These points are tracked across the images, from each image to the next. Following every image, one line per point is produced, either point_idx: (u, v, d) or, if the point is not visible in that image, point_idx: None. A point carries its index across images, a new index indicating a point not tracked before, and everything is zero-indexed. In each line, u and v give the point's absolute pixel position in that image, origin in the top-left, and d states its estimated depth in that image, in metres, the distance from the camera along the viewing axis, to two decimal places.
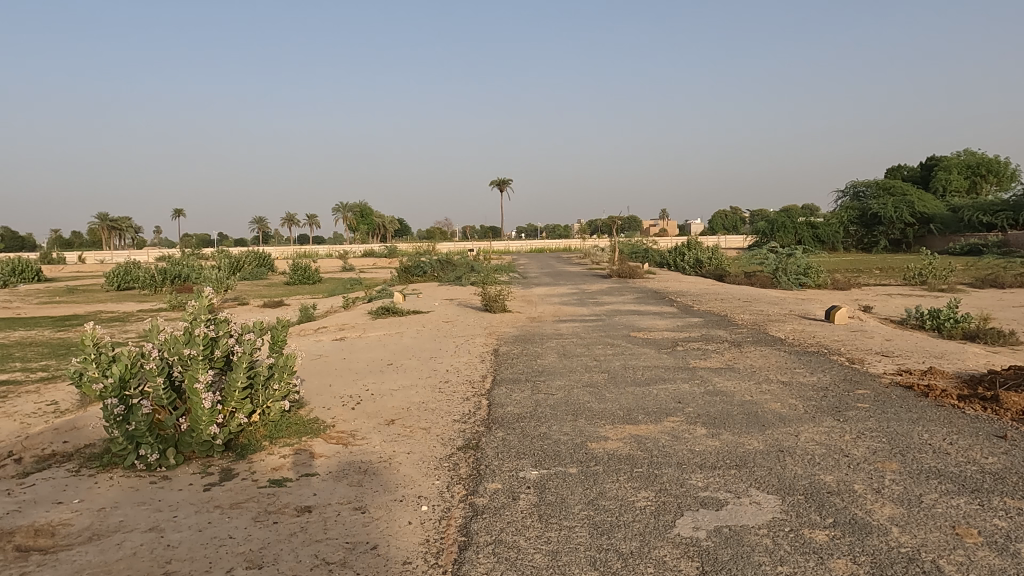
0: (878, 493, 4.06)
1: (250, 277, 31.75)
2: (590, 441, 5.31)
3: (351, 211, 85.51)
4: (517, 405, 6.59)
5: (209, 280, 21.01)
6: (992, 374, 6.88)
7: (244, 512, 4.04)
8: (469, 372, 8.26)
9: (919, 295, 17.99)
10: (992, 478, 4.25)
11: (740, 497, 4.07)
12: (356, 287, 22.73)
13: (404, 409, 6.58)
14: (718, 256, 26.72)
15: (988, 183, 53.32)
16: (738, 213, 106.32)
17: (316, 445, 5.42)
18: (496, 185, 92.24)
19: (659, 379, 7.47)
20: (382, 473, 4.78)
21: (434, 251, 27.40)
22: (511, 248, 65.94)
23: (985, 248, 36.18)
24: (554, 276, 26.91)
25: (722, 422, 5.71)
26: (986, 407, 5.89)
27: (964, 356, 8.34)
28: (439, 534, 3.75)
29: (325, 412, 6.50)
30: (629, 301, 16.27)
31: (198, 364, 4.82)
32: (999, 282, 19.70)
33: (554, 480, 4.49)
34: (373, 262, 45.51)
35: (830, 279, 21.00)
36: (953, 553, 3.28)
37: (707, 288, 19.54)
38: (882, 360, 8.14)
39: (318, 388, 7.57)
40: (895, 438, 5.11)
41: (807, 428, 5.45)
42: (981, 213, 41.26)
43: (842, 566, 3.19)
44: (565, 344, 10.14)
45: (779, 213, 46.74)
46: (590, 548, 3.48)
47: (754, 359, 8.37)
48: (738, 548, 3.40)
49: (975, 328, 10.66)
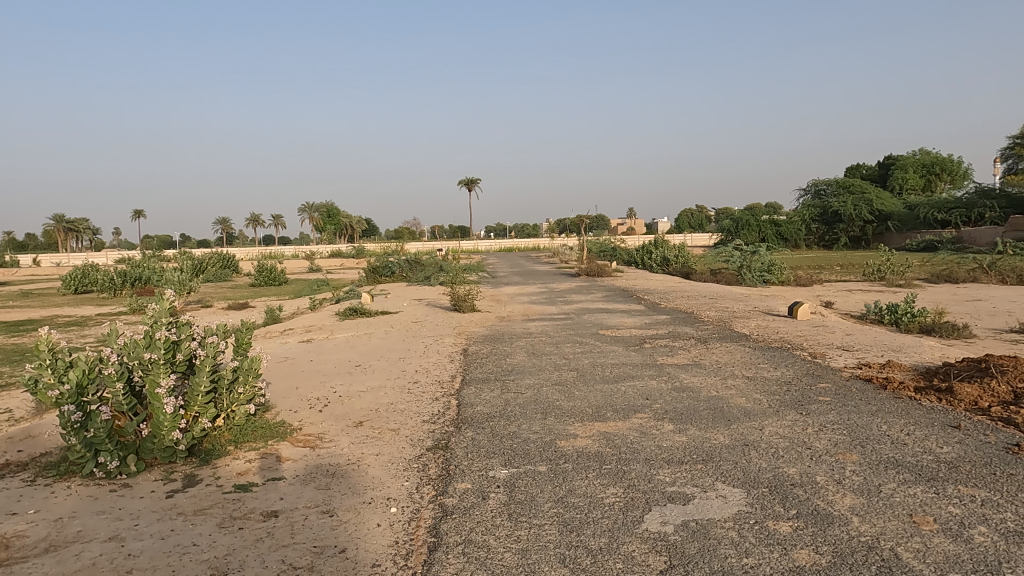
0: (839, 484, 4.16)
1: (214, 279, 31.11)
2: (559, 439, 5.32)
3: (316, 210, 84.46)
4: (486, 404, 6.59)
5: (171, 282, 20.53)
6: (946, 366, 7.10)
7: (208, 519, 3.96)
8: (438, 373, 8.22)
9: (878, 291, 18.50)
10: (947, 467, 4.38)
11: (707, 491, 4.13)
12: (323, 289, 22.43)
13: (373, 411, 6.51)
14: (684, 254, 27.02)
15: (942, 181, 55.15)
16: (703, 212, 107.91)
17: (283, 449, 5.34)
18: (464, 183, 92.03)
19: (628, 376, 7.53)
20: (349, 476, 4.73)
21: (402, 251, 27.14)
22: (480, 248, 65.88)
23: (939, 245, 37.42)
24: (523, 275, 26.80)
25: (689, 417, 5.79)
26: (941, 398, 6.08)
27: (921, 350, 8.56)
28: (408, 535, 3.73)
29: (292, 415, 6.39)
30: (597, 299, 16.40)
31: (158, 368, 4.72)
32: (953, 277, 20.36)
33: (524, 478, 4.50)
34: (341, 263, 45.10)
35: (792, 275, 21.49)
36: (910, 541, 3.38)
37: (674, 286, 19.74)
38: (843, 354, 8.33)
39: (284, 390, 7.46)
40: (855, 430, 5.24)
41: (771, 422, 5.56)
42: (936, 211, 42.66)
43: (804, 557, 3.26)
44: (534, 343, 10.15)
45: (743, 212, 47.95)
46: (560, 546, 3.50)
47: (720, 356, 8.50)
48: (705, 542, 3.45)
49: (931, 322, 11.00)
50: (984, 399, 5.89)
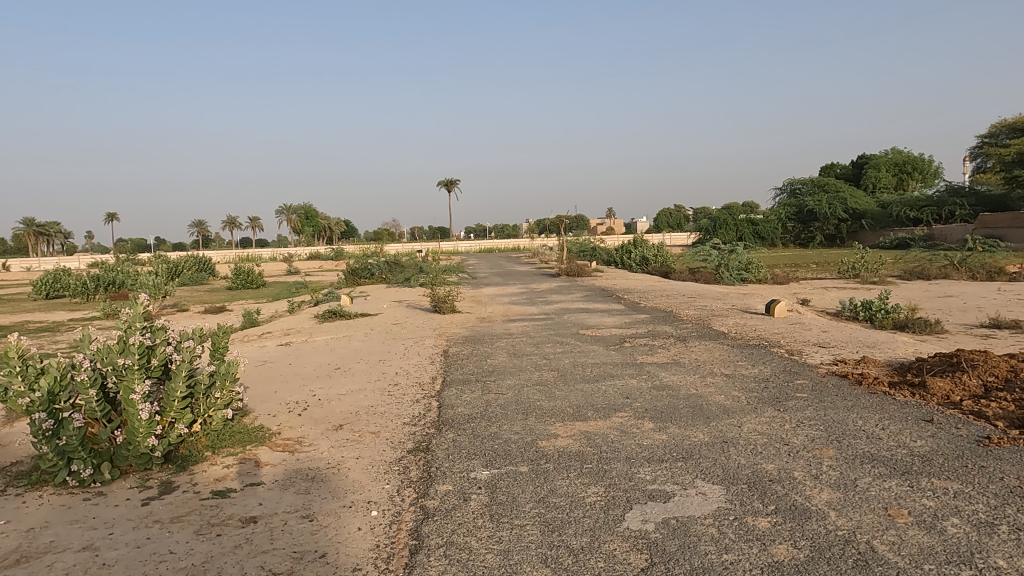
0: (816, 479, 4.22)
1: (190, 282, 30.71)
2: (541, 439, 5.33)
3: (294, 212, 83.71)
4: (467, 405, 6.58)
5: (146, 286, 20.23)
6: (919, 361, 7.23)
7: (185, 526, 3.91)
8: (419, 375, 8.19)
9: (853, 288, 18.79)
10: (921, 460, 4.46)
11: (687, 489, 4.16)
12: (302, 292, 22.25)
13: (353, 414, 6.46)
14: (663, 253, 27.23)
15: (914, 179, 56.19)
16: (681, 212, 108.81)
17: (261, 453, 5.28)
18: (443, 184, 91.86)
19: (608, 375, 7.56)
20: (329, 480, 4.69)
21: (381, 253, 27.01)
22: (460, 249, 65.78)
23: (912, 242, 38.11)
24: (504, 276, 26.83)
25: (668, 415, 5.83)
26: (914, 393, 6.19)
27: (895, 345, 8.71)
28: (389, 538, 3.70)
29: (271, 419, 6.32)
30: (577, 298, 16.46)
31: (133, 374, 4.65)
32: (925, 274, 20.75)
33: (505, 479, 4.50)
34: (319, 265, 44.79)
35: (769, 273, 21.75)
36: (885, 533, 3.43)
37: (654, 285, 19.86)
38: (819, 351, 8.44)
39: (263, 394, 7.37)
40: (831, 426, 5.31)
41: (749, 418, 5.62)
42: (908, 209, 43.46)
43: (783, 551, 3.30)
44: (514, 343, 10.16)
45: (721, 211, 48.52)
46: (542, 546, 3.50)
47: (699, 354, 8.57)
48: (685, 539, 3.47)
49: (905, 318, 11.19)
50: (956, 393, 6.01)
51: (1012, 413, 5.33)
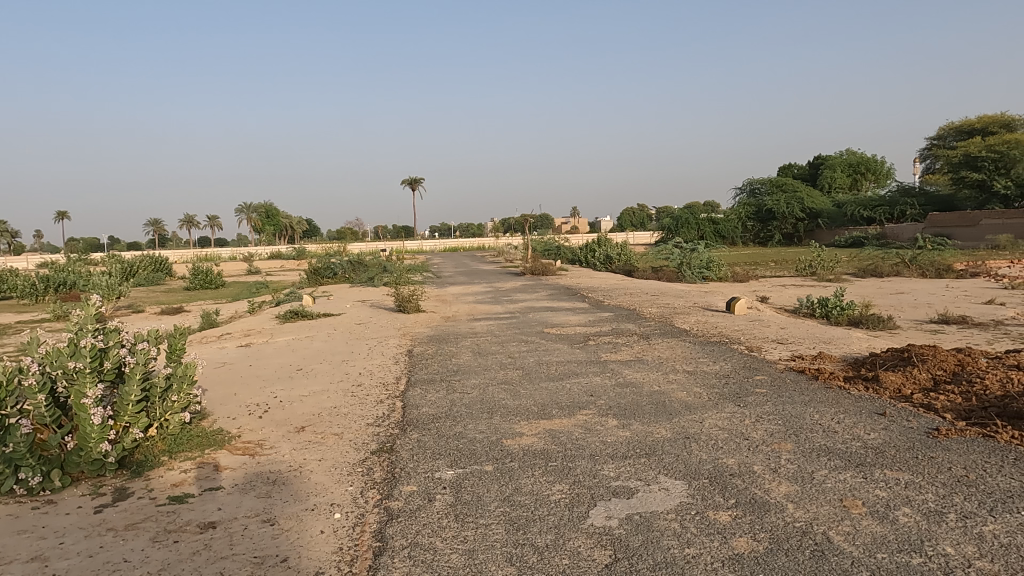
0: (774, 472, 4.31)
1: (146, 283, 29.89)
2: (505, 438, 5.33)
3: (254, 210, 82.07)
4: (431, 405, 6.54)
5: (98, 287, 19.58)
6: (873, 356, 7.45)
7: (141, 533, 3.80)
8: (383, 375, 8.11)
9: (810, 285, 19.26)
10: (874, 452, 4.60)
11: (650, 484, 4.21)
12: (263, 292, 21.85)
13: (315, 416, 6.37)
14: (627, 253, 27.56)
15: (867, 180, 57.89)
16: (644, 211, 109.98)
17: (221, 457, 5.16)
18: (407, 183, 91.20)
19: (572, 373, 7.59)
20: (291, 483, 4.61)
21: (344, 252, 26.67)
22: (424, 248, 65.43)
23: (866, 240, 39.25)
24: (468, 275, 26.77)
25: (632, 412, 5.89)
26: (868, 387, 6.38)
27: (850, 341, 8.96)
28: (352, 541, 3.66)
29: (230, 422, 6.19)
30: (542, 297, 16.52)
31: (84, 378, 4.51)
32: (878, 271, 21.38)
33: (470, 478, 4.49)
34: (280, 264, 43.99)
35: (729, 271, 22.18)
36: (840, 524, 3.53)
37: (617, 283, 20.05)
38: (777, 347, 8.64)
39: (221, 397, 7.19)
40: (789, 420, 5.43)
41: (711, 414, 5.72)
42: (862, 208, 44.73)
43: (743, 544, 3.37)
44: (479, 342, 10.15)
45: (682, 211, 49.36)
46: (506, 545, 3.50)
47: (662, 351, 8.67)
48: (648, 534, 3.52)
49: (859, 314, 11.53)
50: (907, 387, 6.21)
51: (959, 405, 5.54)
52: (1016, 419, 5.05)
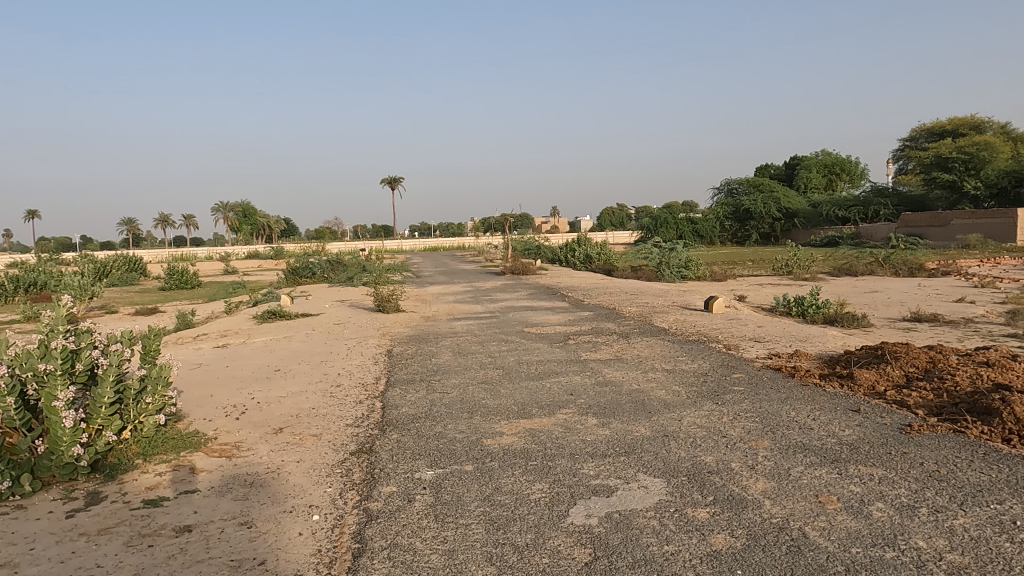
0: (752, 469, 4.36)
1: (120, 283, 29.39)
2: (485, 438, 5.32)
3: (231, 210, 81.00)
4: (411, 405, 6.51)
5: (70, 287, 19.20)
6: (847, 354, 7.57)
7: (114, 538, 3.74)
8: (362, 375, 8.06)
9: (786, 284, 19.51)
10: (849, 448, 4.68)
11: (629, 483, 4.23)
12: (240, 292, 21.61)
13: (293, 417, 6.31)
14: (606, 252, 27.69)
15: (842, 180, 58.77)
16: (624, 211, 110.54)
17: (197, 460, 5.09)
18: (386, 182, 90.64)
19: (552, 373, 7.61)
20: (269, 485, 4.56)
21: (323, 252, 26.45)
22: (404, 248, 65.12)
23: (841, 240, 39.85)
24: (448, 274, 26.70)
25: (611, 411, 5.92)
26: (843, 384, 6.48)
27: (825, 339, 9.09)
28: (331, 543, 3.63)
29: (206, 424, 6.10)
30: (522, 297, 16.54)
31: (56, 380, 4.42)
32: (853, 270, 21.72)
33: (450, 478, 4.48)
34: (257, 264, 43.46)
35: (708, 271, 22.38)
36: (816, 519, 3.58)
37: (597, 282, 20.13)
38: (755, 345, 8.74)
39: (198, 399, 7.09)
40: (766, 417, 5.50)
41: (689, 412, 5.77)
42: (837, 208, 45.42)
43: (721, 540, 3.40)
44: (459, 342, 10.13)
45: (661, 210, 49.74)
46: (486, 544, 3.50)
47: (641, 350, 8.73)
48: (628, 532, 3.53)
49: (834, 313, 11.71)
50: (881, 384, 6.31)
51: (931, 402, 5.64)
52: (985, 415, 5.17)
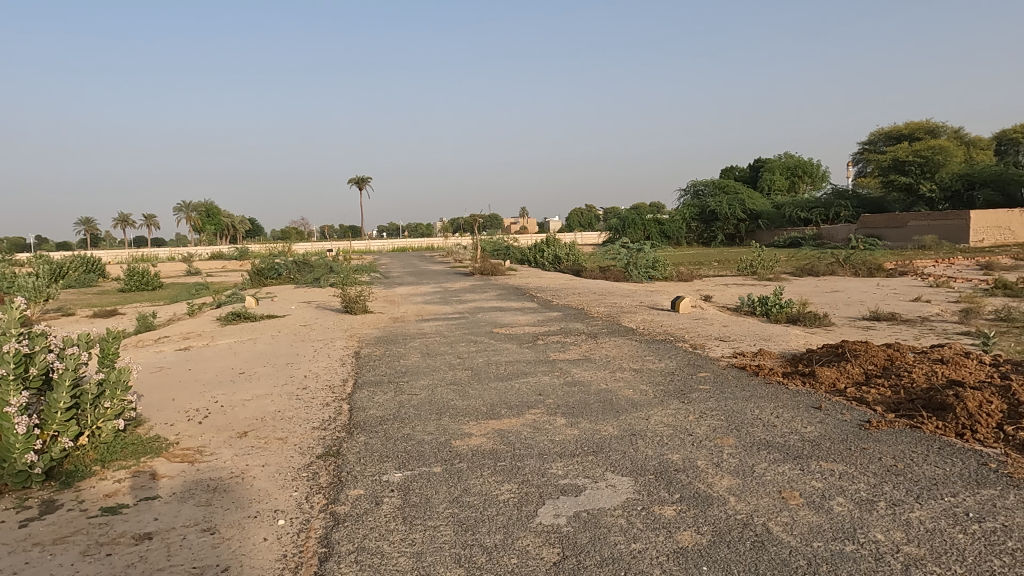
0: (717, 466, 4.43)
1: (77, 285, 28.53)
2: (454, 439, 5.31)
3: (194, 209, 79.24)
4: (379, 407, 6.45)
5: (24, 289, 18.56)
6: (809, 352, 7.73)
7: (70, 547, 3.63)
8: (329, 377, 7.96)
9: (751, 284, 19.86)
10: (811, 445, 4.78)
11: (598, 482, 4.26)
12: (203, 294, 21.14)
13: (258, 420, 6.20)
14: (575, 253, 27.85)
15: (804, 182, 60.09)
16: (592, 212, 111.45)
17: (157, 465, 4.97)
18: (354, 181, 89.69)
19: (521, 373, 7.62)
20: (233, 490, 4.47)
21: (289, 252, 26.07)
22: (372, 249, 64.57)
23: (803, 241, 40.73)
24: (416, 275, 26.56)
25: (580, 410, 5.96)
26: (805, 381, 6.63)
27: (787, 338, 9.28)
28: (297, 548, 3.58)
29: (167, 428, 5.97)
30: (491, 297, 16.53)
31: (8, 386, 4.28)
32: (815, 271, 22.22)
33: (419, 480, 4.45)
34: (221, 265, 42.60)
35: (674, 271, 22.65)
36: (779, 515, 3.65)
37: (566, 283, 20.22)
38: (720, 345, 8.87)
39: (159, 403, 6.92)
40: (731, 415, 5.59)
41: (656, 411, 5.84)
42: (799, 210, 46.38)
43: (688, 537, 3.44)
44: (428, 343, 10.08)
45: (628, 212, 50.23)
46: (455, 546, 3.49)
47: (609, 350, 8.79)
48: (596, 531, 3.56)
49: (796, 312, 11.96)
50: (841, 381, 6.47)
51: (888, 398, 5.80)
52: (939, 410, 5.33)
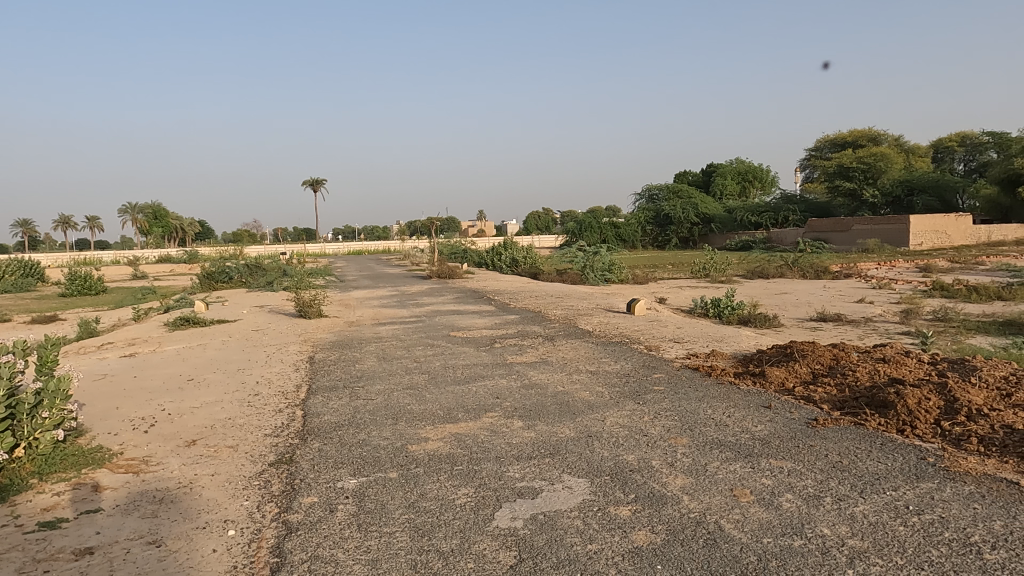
0: (671, 466, 4.50)
1: (14, 290, 27.25)
2: (410, 444, 5.26)
3: (141, 211, 76.56)
4: (334, 413, 6.35)
5: None
6: (759, 353, 7.92)
7: (5, 565, 3.45)
8: (283, 383, 7.80)
9: (704, 287, 20.28)
10: (761, 443, 4.89)
11: (554, 484, 4.28)
12: (150, 298, 20.45)
13: (208, 428, 6.03)
14: (532, 256, 27.96)
15: (755, 188, 61.64)
16: (549, 216, 112.12)
17: (100, 477, 4.78)
18: (308, 184, 88.17)
19: (478, 376, 7.60)
20: (180, 501, 4.34)
21: (241, 255, 25.46)
22: (327, 252, 63.53)
23: (754, 244, 41.78)
24: (372, 279, 26.25)
25: (537, 413, 5.98)
26: (755, 381, 6.79)
27: (739, 339, 9.50)
28: (248, 558, 3.49)
29: (111, 438, 5.74)
30: (449, 300, 16.46)
31: None
32: (765, 273, 22.82)
33: (374, 487, 4.39)
34: (169, 269, 41.23)
35: (629, 274, 22.94)
36: (731, 512, 3.73)
37: (523, 286, 20.26)
38: (674, 346, 9.02)
39: (101, 412, 6.65)
40: (685, 416, 5.68)
41: (612, 412, 5.89)
42: (750, 214, 47.55)
43: (642, 537, 3.48)
44: (384, 347, 9.98)
45: (585, 215, 50.69)
46: (411, 552, 3.45)
47: (566, 352, 8.85)
48: (552, 533, 3.57)
49: (747, 314, 12.26)
50: (789, 381, 6.65)
51: (834, 396, 6.00)
52: (882, 408, 5.53)
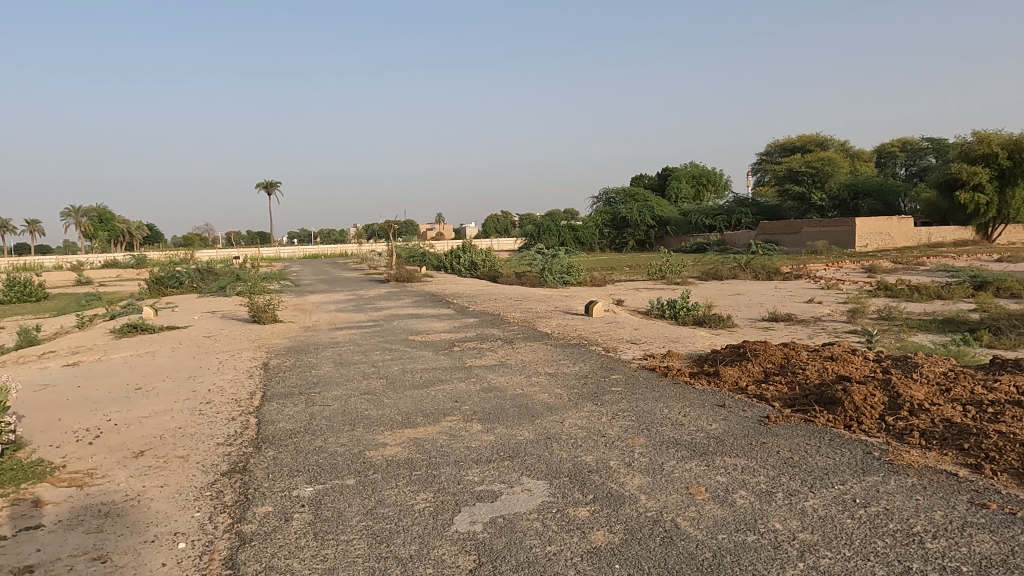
0: (628, 466, 4.55)
1: None
2: (368, 450, 5.19)
3: (85, 214, 73.77)
4: (289, 420, 6.23)
5: None
6: (713, 353, 8.08)
7: None
8: (236, 390, 7.61)
9: (660, 289, 20.60)
10: (715, 441, 5.00)
11: (513, 486, 4.28)
12: (95, 305, 19.71)
13: (157, 438, 5.84)
14: (491, 259, 27.95)
15: (709, 191, 62.90)
16: (507, 219, 112.38)
17: (41, 492, 4.58)
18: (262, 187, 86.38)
19: (436, 380, 7.56)
20: (128, 514, 4.19)
21: (192, 259, 24.75)
22: (282, 256, 62.36)
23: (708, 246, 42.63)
24: (329, 282, 25.86)
25: (496, 416, 5.97)
26: (710, 381, 6.93)
27: (694, 339, 9.67)
28: (199, 571, 3.40)
29: (53, 451, 5.51)
30: (407, 304, 16.32)
31: None
32: (719, 275, 23.30)
33: (331, 494, 4.32)
34: (116, 274, 39.82)
35: (588, 276, 23.14)
36: (686, 510, 3.79)
37: (482, 289, 20.25)
38: (631, 347, 9.13)
39: (42, 424, 6.37)
40: (642, 416, 5.76)
41: (571, 414, 5.93)
42: (704, 217, 48.50)
43: (601, 537, 3.51)
44: (341, 352, 9.83)
45: (543, 218, 50.89)
46: (368, 559, 3.41)
47: (525, 355, 8.87)
48: (511, 536, 3.57)
49: (702, 314, 12.50)
50: (743, 380, 6.80)
51: (785, 394, 6.16)
52: (830, 404, 5.70)
